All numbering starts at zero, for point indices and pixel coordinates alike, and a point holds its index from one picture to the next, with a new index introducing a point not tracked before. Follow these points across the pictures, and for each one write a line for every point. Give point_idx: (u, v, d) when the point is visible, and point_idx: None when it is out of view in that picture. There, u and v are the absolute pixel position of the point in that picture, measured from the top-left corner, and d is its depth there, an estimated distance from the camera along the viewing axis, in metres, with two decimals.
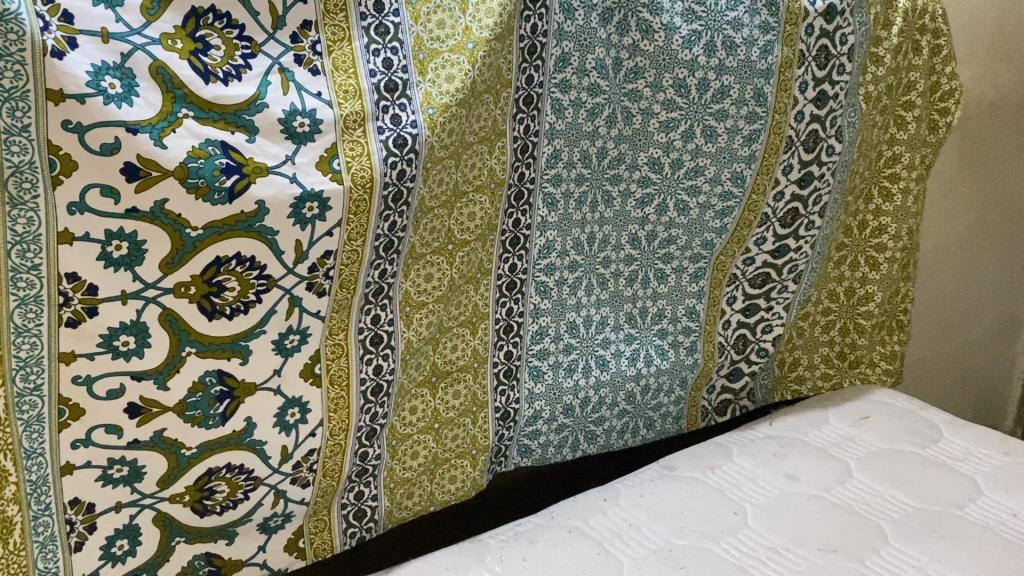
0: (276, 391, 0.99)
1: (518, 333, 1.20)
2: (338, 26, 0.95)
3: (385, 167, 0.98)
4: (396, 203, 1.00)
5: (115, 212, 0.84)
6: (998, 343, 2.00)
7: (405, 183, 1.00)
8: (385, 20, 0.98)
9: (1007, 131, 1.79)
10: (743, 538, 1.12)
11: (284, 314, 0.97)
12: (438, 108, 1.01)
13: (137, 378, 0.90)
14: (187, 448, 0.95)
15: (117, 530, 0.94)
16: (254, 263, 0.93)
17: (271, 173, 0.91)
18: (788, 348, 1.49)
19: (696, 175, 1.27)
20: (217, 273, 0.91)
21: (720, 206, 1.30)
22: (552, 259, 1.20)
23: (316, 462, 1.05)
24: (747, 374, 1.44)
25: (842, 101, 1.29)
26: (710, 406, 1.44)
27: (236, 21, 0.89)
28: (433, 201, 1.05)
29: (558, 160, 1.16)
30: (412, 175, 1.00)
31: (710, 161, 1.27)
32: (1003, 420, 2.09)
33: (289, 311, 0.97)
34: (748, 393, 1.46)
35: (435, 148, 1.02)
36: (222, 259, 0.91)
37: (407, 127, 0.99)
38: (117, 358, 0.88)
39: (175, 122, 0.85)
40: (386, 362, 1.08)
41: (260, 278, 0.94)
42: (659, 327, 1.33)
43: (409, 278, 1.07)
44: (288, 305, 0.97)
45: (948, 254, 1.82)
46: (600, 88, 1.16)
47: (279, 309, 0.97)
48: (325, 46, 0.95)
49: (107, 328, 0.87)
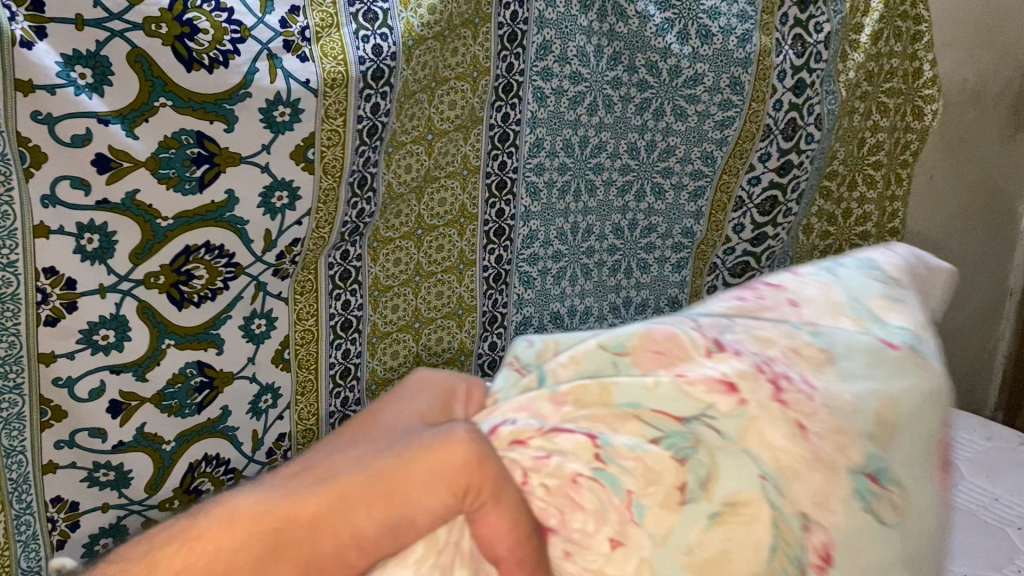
0: (252, 378, 0.99)
1: (502, 323, 1.20)
2: (326, 11, 0.93)
3: (356, 157, 0.98)
4: (362, 188, 1.01)
5: (85, 204, 0.82)
6: (981, 329, 2.00)
7: (370, 169, 1.00)
8: (374, 6, 0.96)
9: (990, 117, 1.80)
10: None
11: (250, 298, 0.96)
12: (408, 95, 1.01)
13: (116, 372, 0.88)
14: (166, 443, 0.94)
15: (102, 529, 0.93)
16: (222, 251, 0.92)
17: (242, 162, 0.90)
18: None
19: (668, 156, 1.26)
20: (186, 262, 0.90)
21: (692, 187, 1.29)
22: (535, 249, 1.19)
23: (291, 448, 1.05)
24: None
25: (818, 89, 1.29)
26: None
27: (224, 4, 0.86)
28: (400, 186, 1.05)
29: (540, 148, 1.15)
30: (376, 162, 1.01)
31: (680, 140, 1.26)
32: (986, 406, 2.10)
33: (254, 296, 0.96)
34: None
35: (397, 133, 1.03)
36: (191, 247, 0.89)
37: (382, 115, 0.98)
38: (96, 354, 0.87)
39: (150, 112, 0.84)
40: (354, 346, 1.06)
41: (228, 266, 0.93)
42: (644, 317, 1.32)
43: (377, 263, 1.07)
44: (255, 291, 0.96)
45: (927, 242, 1.85)
46: (582, 76, 1.15)
47: (245, 295, 0.96)
48: (314, 31, 0.92)
49: (87, 323, 0.85)
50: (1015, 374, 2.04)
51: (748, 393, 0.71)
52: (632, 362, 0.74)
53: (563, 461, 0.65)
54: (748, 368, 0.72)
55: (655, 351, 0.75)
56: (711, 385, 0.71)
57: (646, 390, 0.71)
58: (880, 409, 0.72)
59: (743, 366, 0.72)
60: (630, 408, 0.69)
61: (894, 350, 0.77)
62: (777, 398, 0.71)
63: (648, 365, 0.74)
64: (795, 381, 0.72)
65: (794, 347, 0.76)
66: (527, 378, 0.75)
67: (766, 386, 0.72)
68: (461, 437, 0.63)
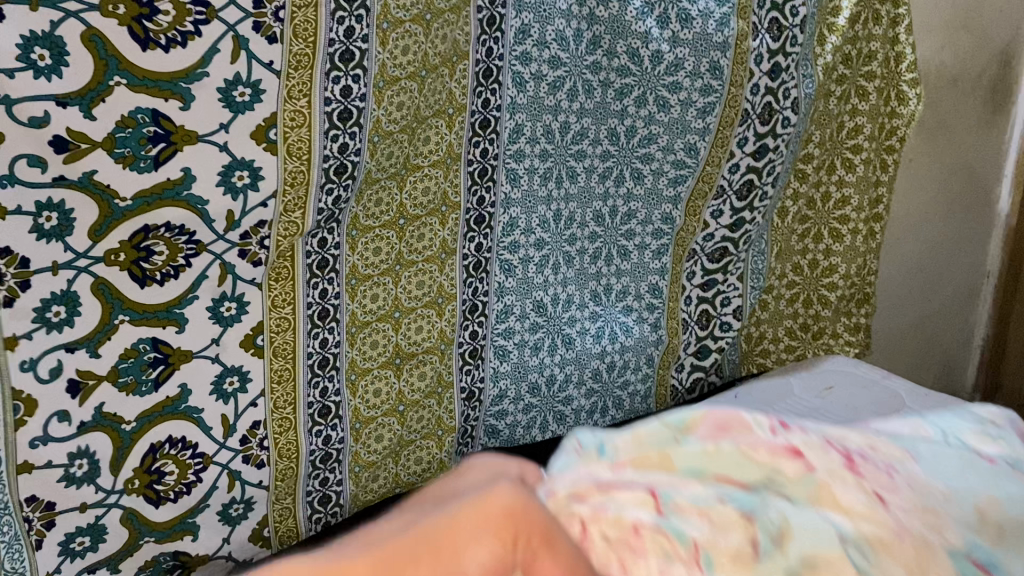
0: (214, 359, 0.96)
1: (483, 312, 1.18)
2: None
3: (325, 140, 0.96)
4: (339, 176, 0.98)
5: (42, 181, 0.80)
6: (958, 311, 2.02)
7: (349, 156, 0.98)
8: None
9: (967, 101, 1.81)
10: None
11: (216, 279, 0.94)
12: (389, 80, 0.98)
13: (71, 350, 0.86)
14: (126, 423, 0.91)
15: (80, 527, 0.91)
16: (182, 229, 0.89)
17: (200, 140, 0.88)
18: (754, 322, 1.49)
19: (649, 143, 1.25)
20: (146, 238, 0.87)
21: (673, 174, 1.28)
22: (516, 236, 1.18)
23: (266, 437, 1.02)
24: (716, 351, 1.42)
25: (794, 73, 1.28)
26: (680, 385, 1.42)
27: None
28: (379, 173, 1.02)
29: (520, 135, 1.13)
30: (357, 149, 0.98)
31: (663, 129, 1.25)
32: (963, 388, 2.11)
33: (222, 277, 0.94)
34: (718, 369, 1.45)
35: (382, 122, 1.00)
36: (151, 225, 0.87)
37: (356, 99, 0.96)
38: (51, 332, 0.84)
39: (105, 92, 0.81)
40: (332, 335, 1.04)
41: (188, 243, 0.90)
42: (625, 304, 1.32)
43: (355, 252, 1.04)
44: (220, 271, 0.94)
45: (909, 227, 1.84)
46: (562, 60, 1.14)
47: (211, 275, 0.93)
48: (288, 12, 0.89)
49: (40, 300, 0.83)
50: (991, 357, 2.05)
51: (814, 457, 0.72)
52: (698, 436, 0.74)
53: (620, 511, 0.64)
54: (815, 440, 0.75)
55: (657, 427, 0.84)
56: (775, 451, 0.72)
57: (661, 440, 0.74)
58: (980, 509, 0.72)
59: (811, 438, 0.75)
60: (689, 473, 0.70)
61: (989, 463, 0.80)
62: (843, 470, 0.71)
63: (711, 438, 0.73)
64: (866, 461, 0.74)
65: (873, 444, 0.78)
66: (585, 453, 0.73)
67: (832, 456, 0.73)
68: (502, 490, 0.58)
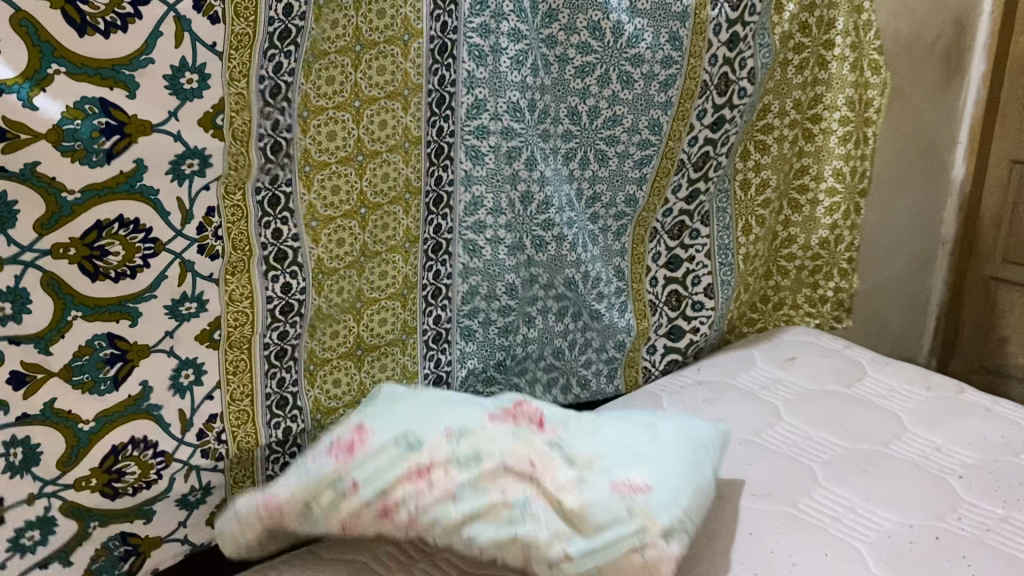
0: (169, 352, 0.92)
1: (447, 295, 1.15)
2: None
3: (261, 119, 0.92)
4: (275, 154, 0.94)
5: None
6: (917, 274, 2.07)
7: (281, 133, 0.94)
8: None
9: (923, 67, 1.82)
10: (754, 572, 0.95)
11: (177, 279, 0.90)
12: (318, 55, 0.94)
13: (17, 343, 0.81)
14: (84, 423, 0.87)
15: (29, 521, 0.85)
16: (138, 227, 0.85)
17: (153, 130, 0.84)
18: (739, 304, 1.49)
19: (614, 125, 1.22)
20: (99, 238, 0.83)
21: (639, 156, 1.26)
22: (480, 216, 1.14)
23: (225, 430, 0.99)
24: (689, 332, 1.42)
25: (752, 42, 1.27)
26: (654, 366, 1.42)
27: None
28: (323, 155, 0.98)
29: (481, 110, 1.09)
30: (289, 126, 0.94)
31: (627, 109, 1.22)
32: (920, 351, 2.20)
33: (182, 277, 0.90)
34: (695, 351, 1.45)
35: (311, 97, 0.95)
36: (104, 223, 0.83)
37: (286, 74, 0.92)
38: None
39: (44, 81, 0.76)
40: (293, 329, 1.01)
41: (147, 242, 0.86)
42: (598, 291, 1.28)
43: (318, 244, 1.01)
44: (181, 270, 0.90)
45: (882, 190, 1.86)
46: (521, 32, 1.11)
47: (171, 275, 0.90)
48: None
49: None
50: (946, 322, 2.16)
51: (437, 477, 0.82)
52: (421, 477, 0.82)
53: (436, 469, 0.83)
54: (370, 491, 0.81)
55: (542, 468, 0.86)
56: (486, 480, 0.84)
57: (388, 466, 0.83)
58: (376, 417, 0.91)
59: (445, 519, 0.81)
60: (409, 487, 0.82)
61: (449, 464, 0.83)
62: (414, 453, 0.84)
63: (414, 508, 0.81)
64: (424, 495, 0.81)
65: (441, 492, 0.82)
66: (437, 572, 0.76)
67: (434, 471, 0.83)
68: None
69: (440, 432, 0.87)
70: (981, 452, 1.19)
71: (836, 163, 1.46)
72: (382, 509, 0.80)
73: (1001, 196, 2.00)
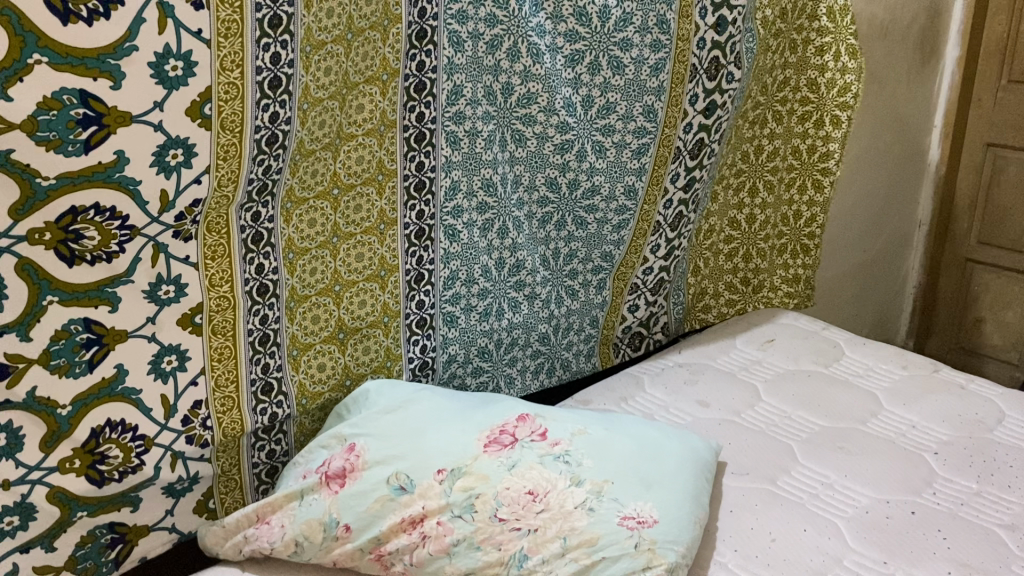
0: (150, 338, 0.93)
1: (429, 281, 1.16)
2: None
3: (257, 111, 0.92)
4: (270, 146, 0.94)
5: None
6: (892, 257, 2.10)
7: (279, 125, 0.94)
8: None
9: (897, 52, 1.84)
10: (744, 554, 0.97)
11: (150, 261, 0.90)
12: (316, 45, 0.94)
13: None
14: (62, 408, 0.87)
15: (8, 506, 0.86)
16: (114, 213, 0.86)
17: (134, 122, 0.84)
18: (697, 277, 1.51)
19: (608, 112, 1.23)
20: (74, 221, 0.83)
21: (636, 144, 1.28)
22: (459, 200, 1.15)
23: (209, 417, 0.99)
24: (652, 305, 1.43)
25: (740, 26, 1.28)
26: (623, 341, 1.43)
27: None
28: (314, 143, 0.99)
29: (459, 96, 1.10)
30: (287, 118, 0.94)
31: (620, 95, 1.23)
32: (897, 333, 2.23)
33: (154, 257, 0.91)
34: (662, 328, 1.48)
35: (311, 88, 0.96)
36: (79, 208, 0.83)
37: (285, 66, 0.92)
38: None
39: (23, 71, 0.76)
40: (271, 311, 1.02)
41: (122, 228, 0.87)
42: (571, 268, 1.31)
43: (291, 225, 1.01)
44: (153, 252, 0.90)
45: (857, 174, 1.88)
46: (498, 18, 1.10)
47: (144, 257, 0.90)
48: None
49: None
50: (924, 301, 2.19)
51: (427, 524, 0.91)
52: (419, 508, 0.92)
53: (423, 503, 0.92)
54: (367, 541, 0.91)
55: (541, 500, 0.91)
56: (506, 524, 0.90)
57: (376, 516, 0.92)
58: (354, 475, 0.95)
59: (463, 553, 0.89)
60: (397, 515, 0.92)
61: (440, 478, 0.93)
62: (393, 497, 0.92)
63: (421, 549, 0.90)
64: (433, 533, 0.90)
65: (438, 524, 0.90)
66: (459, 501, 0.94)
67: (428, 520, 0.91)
68: None
69: (432, 473, 0.94)
70: (958, 429, 1.21)
71: (795, 141, 1.49)
72: (376, 556, 0.91)
73: (976, 178, 2.03)
